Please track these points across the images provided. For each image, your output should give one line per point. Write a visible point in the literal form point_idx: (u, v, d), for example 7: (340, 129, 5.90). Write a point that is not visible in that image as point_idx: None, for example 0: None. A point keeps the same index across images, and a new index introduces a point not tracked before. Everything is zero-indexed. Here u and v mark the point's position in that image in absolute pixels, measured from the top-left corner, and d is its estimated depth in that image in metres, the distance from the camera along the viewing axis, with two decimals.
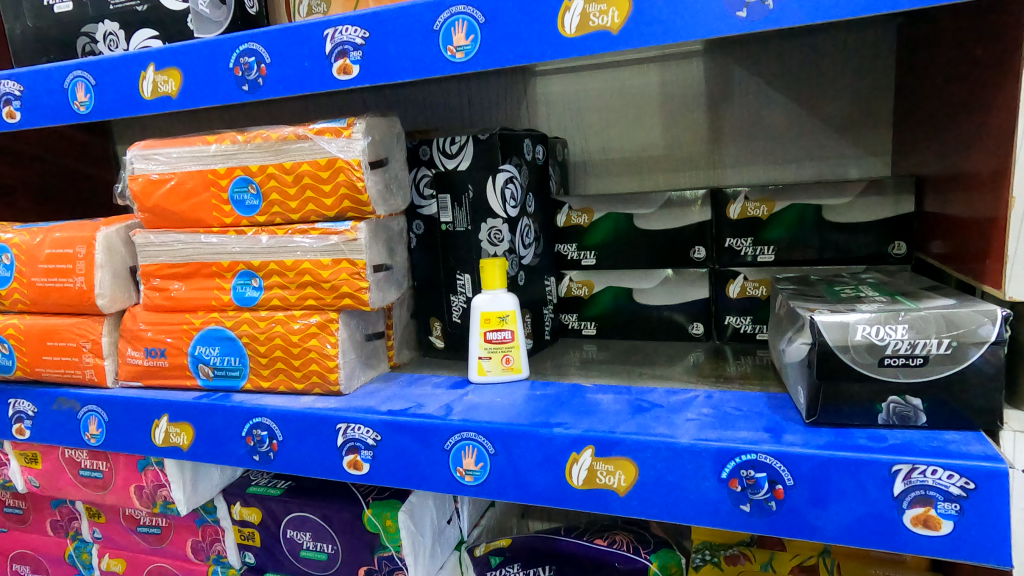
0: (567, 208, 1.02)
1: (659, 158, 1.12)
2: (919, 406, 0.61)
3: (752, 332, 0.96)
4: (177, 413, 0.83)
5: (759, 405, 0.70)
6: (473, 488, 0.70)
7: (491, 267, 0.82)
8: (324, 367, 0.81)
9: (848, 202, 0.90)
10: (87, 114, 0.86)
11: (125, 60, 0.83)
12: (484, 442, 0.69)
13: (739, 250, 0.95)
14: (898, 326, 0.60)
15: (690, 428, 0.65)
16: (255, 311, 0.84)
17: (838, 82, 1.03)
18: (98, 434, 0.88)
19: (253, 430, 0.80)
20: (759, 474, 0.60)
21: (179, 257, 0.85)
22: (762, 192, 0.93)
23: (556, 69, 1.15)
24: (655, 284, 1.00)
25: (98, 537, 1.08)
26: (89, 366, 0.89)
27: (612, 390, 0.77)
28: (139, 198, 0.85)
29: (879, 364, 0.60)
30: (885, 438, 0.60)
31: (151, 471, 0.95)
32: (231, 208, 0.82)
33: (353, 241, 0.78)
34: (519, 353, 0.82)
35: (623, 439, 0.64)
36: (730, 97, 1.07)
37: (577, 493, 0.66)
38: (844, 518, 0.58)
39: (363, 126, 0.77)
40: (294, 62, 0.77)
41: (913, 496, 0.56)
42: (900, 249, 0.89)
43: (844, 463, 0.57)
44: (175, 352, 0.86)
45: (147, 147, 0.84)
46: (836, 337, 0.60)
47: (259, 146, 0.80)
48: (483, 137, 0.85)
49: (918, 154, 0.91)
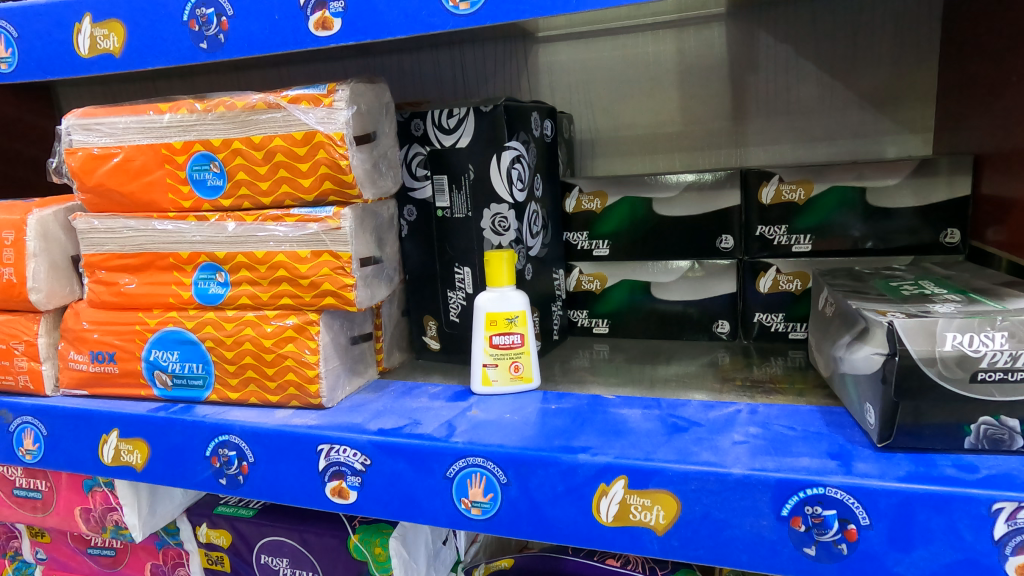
0: (576, 192, 0.91)
1: (676, 136, 1.01)
2: (1016, 428, 0.51)
3: (783, 330, 0.86)
4: (129, 428, 0.71)
5: (813, 423, 0.60)
6: (481, 524, 0.60)
7: (498, 260, 0.70)
8: (303, 377, 0.69)
9: (895, 185, 0.80)
10: (11, 73, 0.73)
11: (55, 10, 0.70)
12: (495, 470, 0.58)
13: (771, 238, 0.84)
14: (995, 335, 0.50)
15: (739, 454, 0.55)
16: (220, 311, 0.72)
17: (877, 49, 0.92)
18: (34, 450, 0.75)
19: (219, 449, 0.68)
20: (828, 511, 0.50)
21: (129, 246, 0.73)
22: (798, 172, 0.82)
23: (561, 34, 1.03)
24: (675, 278, 0.90)
25: (42, 559, 0.96)
26: (22, 372, 0.76)
27: (638, 404, 0.67)
28: (78, 177, 0.72)
29: (972, 380, 0.50)
30: (978, 468, 0.50)
31: (99, 492, 0.84)
32: (190, 189, 0.70)
33: (336, 231, 0.66)
34: (529, 359, 0.71)
35: (662, 469, 0.54)
36: (754, 66, 0.96)
37: (607, 532, 0.56)
38: (932, 566, 0.48)
39: (347, 92, 0.64)
40: (263, 15, 0.64)
41: (1017, 541, 0.47)
42: (953, 237, 0.80)
43: (933, 500, 0.48)
44: (126, 357, 0.74)
45: (87, 116, 0.71)
46: (921, 347, 0.51)
47: (222, 115, 0.67)
48: (486, 108, 0.73)
49: (971, 130, 0.81)
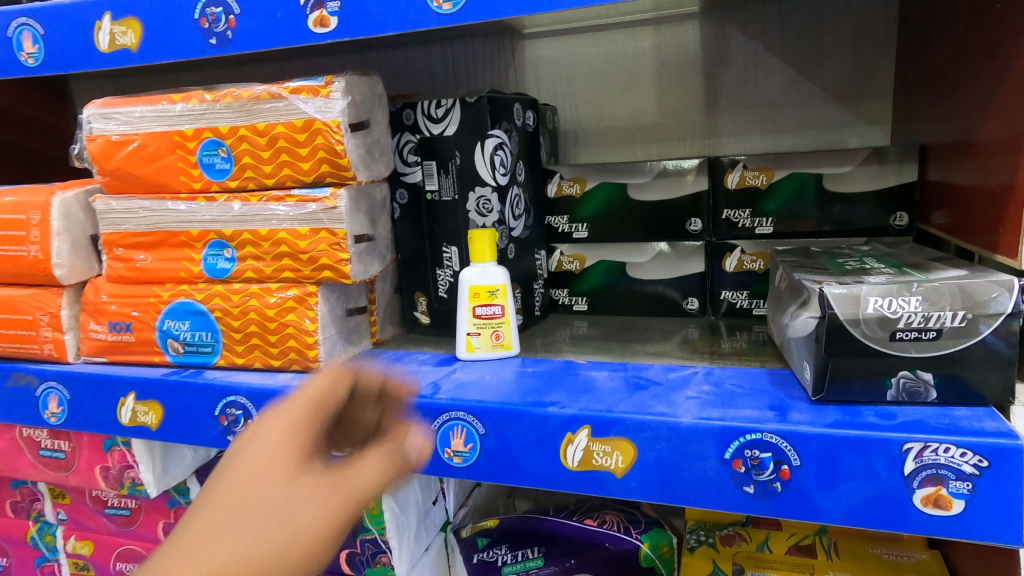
0: (557, 178, 0.98)
1: (653, 127, 1.08)
2: (930, 381, 0.58)
3: (748, 307, 0.93)
4: (144, 391, 0.78)
5: (761, 381, 0.67)
6: (462, 471, 0.67)
7: (480, 238, 0.77)
8: (303, 343, 0.76)
9: (848, 171, 0.87)
10: (36, 67, 0.80)
11: (77, 8, 0.76)
12: (474, 422, 0.65)
13: (736, 221, 0.91)
14: (911, 299, 0.57)
15: (690, 406, 0.62)
16: (227, 284, 0.79)
17: (840, 45, 0.98)
18: (58, 412, 0.82)
19: (227, 409, 0.75)
20: (764, 454, 0.57)
21: (144, 225, 0.80)
22: (760, 160, 0.89)
23: (546, 31, 1.09)
24: (649, 259, 0.97)
25: (63, 519, 1.03)
26: (46, 341, 0.83)
27: (607, 367, 0.74)
28: (98, 161, 0.79)
29: (891, 339, 0.57)
30: (895, 415, 0.57)
31: (117, 452, 0.91)
32: (200, 172, 0.76)
33: (333, 210, 0.73)
34: (509, 329, 0.78)
35: (621, 419, 0.61)
36: (726, 62, 1.03)
37: (572, 476, 0.63)
38: (853, 500, 0.55)
39: (342, 84, 0.71)
40: (267, 14, 0.70)
41: (924, 476, 0.53)
42: (902, 220, 0.86)
43: (854, 442, 0.55)
44: (141, 327, 0.81)
45: (106, 105, 0.78)
46: (847, 310, 0.57)
47: (229, 105, 0.74)
48: (471, 99, 0.80)
49: (921, 121, 0.87)
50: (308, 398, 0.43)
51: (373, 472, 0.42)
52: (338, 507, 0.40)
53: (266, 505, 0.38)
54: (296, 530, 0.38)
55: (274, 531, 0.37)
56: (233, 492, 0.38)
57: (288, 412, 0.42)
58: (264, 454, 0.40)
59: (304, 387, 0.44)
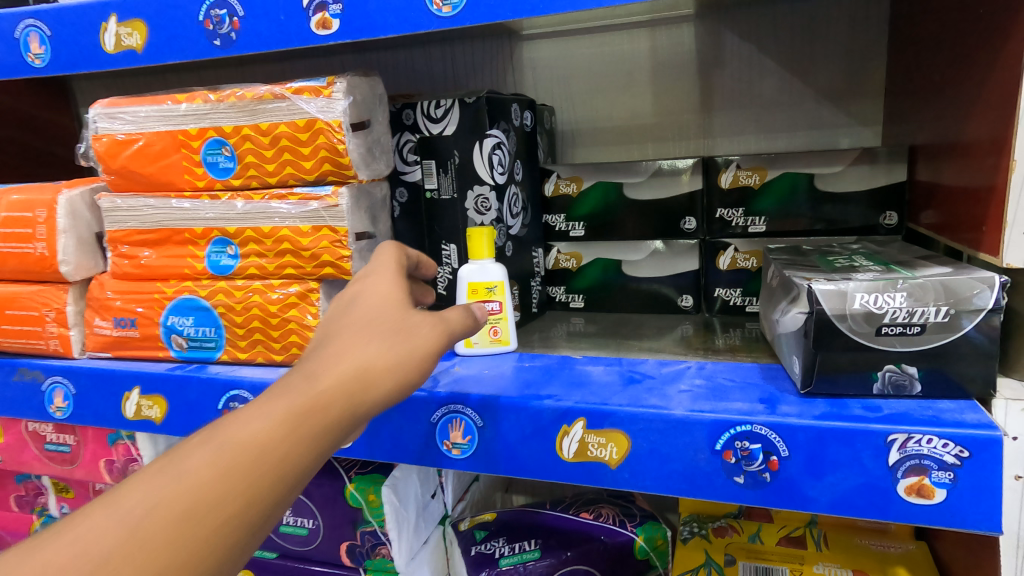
0: (554, 177, 0.99)
1: (649, 127, 1.10)
2: (915, 375, 0.59)
3: (741, 304, 0.95)
4: (149, 385, 0.79)
5: (752, 375, 0.69)
6: (461, 462, 0.68)
7: (478, 236, 0.79)
8: (305, 338, 0.78)
9: (839, 171, 0.88)
10: (43, 68, 0.81)
11: (83, 10, 0.78)
12: (473, 414, 0.67)
13: (730, 220, 0.93)
14: (896, 294, 0.58)
15: (683, 399, 0.64)
16: (230, 280, 0.80)
17: (832, 47, 1.00)
18: (64, 407, 0.84)
19: (230, 403, 0.76)
20: (754, 445, 0.59)
21: (149, 222, 0.81)
22: (754, 160, 0.90)
23: (543, 32, 1.11)
24: (645, 256, 0.98)
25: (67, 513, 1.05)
26: (53, 337, 0.85)
27: (602, 361, 0.76)
28: (104, 159, 0.80)
29: (877, 334, 0.59)
30: (881, 408, 0.59)
31: (122, 445, 0.93)
32: (204, 171, 0.78)
33: (335, 208, 0.74)
34: (507, 324, 0.80)
35: (615, 411, 0.62)
36: (720, 64, 1.04)
37: (567, 466, 0.65)
38: (840, 489, 0.57)
39: (344, 84, 0.72)
40: (270, 16, 0.72)
41: (907, 465, 0.55)
42: (891, 219, 0.88)
43: (841, 433, 0.56)
44: (146, 323, 0.82)
45: (112, 105, 0.79)
46: (834, 305, 0.59)
47: (232, 105, 0.75)
48: (470, 100, 0.82)
49: (910, 122, 0.89)
50: (392, 260, 0.57)
51: (458, 312, 0.56)
52: (441, 332, 0.52)
53: (394, 320, 0.50)
54: (418, 338, 0.50)
55: (407, 338, 0.49)
56: (366, 311, 0.50)
57: (386, 270, 0.55)
58: (381, 291, 0.52)
59: (386, 260, 0.57)
